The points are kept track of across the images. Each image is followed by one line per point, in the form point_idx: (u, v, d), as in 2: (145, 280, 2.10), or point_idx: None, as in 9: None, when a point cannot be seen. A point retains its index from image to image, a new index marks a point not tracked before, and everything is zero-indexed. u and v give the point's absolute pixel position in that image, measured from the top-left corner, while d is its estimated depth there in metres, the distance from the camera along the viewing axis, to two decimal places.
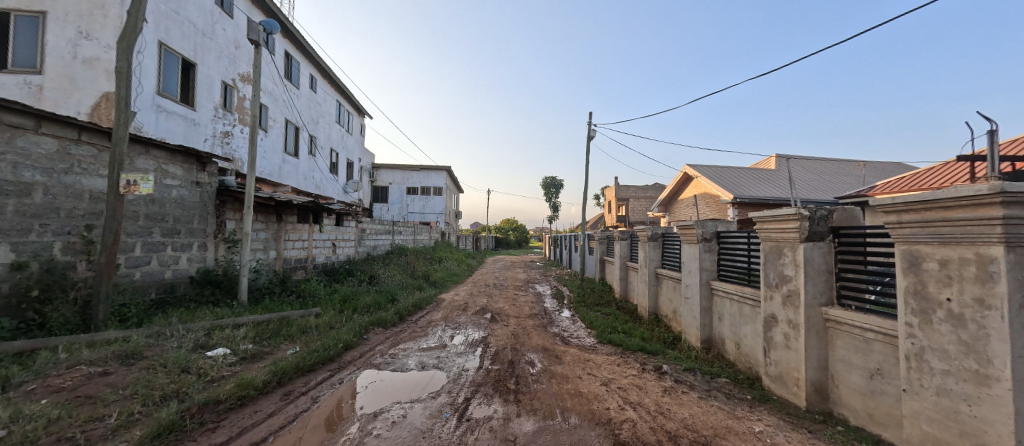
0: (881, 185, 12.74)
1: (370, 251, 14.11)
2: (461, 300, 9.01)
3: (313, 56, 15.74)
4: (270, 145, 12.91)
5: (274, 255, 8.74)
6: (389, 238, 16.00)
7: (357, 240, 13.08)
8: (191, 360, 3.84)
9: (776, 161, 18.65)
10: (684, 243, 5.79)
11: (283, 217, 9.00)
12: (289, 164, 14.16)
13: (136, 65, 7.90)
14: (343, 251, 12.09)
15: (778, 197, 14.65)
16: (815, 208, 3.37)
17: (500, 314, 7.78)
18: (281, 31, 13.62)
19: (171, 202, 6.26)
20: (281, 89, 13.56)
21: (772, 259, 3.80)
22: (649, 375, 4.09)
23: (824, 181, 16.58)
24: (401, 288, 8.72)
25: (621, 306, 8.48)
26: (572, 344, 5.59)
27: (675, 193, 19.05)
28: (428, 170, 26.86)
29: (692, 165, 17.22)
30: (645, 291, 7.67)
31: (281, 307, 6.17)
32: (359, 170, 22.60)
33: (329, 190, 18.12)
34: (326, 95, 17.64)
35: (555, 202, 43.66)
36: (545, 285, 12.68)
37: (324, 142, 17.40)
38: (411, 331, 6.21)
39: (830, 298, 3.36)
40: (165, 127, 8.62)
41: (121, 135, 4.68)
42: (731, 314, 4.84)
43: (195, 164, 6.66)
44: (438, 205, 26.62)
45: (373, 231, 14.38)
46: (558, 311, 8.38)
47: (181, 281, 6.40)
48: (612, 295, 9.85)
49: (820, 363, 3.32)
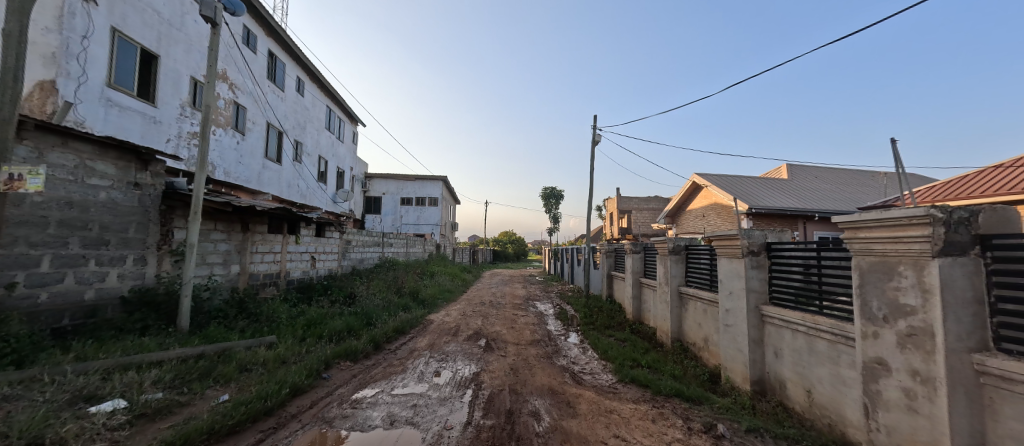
0: (909, 195, 11.86)
1: (356, 265, 12.93)
2: (452, 323, 7.83)
3: (300, 58, 14.86)
4: (248, 149, 11.89)
5: (236, 271, 7.59)
6: (377, 251, 14.83)
7: (340, 253, 11.92)
8: (53, 424, 2.70)
9: (788, 170, 17.71)
10: (723, 257, 4.71)
11: (250, 227, 7.89)
12: (270, 170, 13.11)
13: (81, 52, 6.91)
14: (324, 265, 10.94)
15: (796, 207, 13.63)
16: (951, 208, 2.33)
17: (496, 340, 6.60)
18: (265, 29, 12.72)
19: (98, 206, 5.18)
20: (263, 90, 12.60)
21: (873, 281, 2.73)
22: (700, 442, 2.96)
23: (840, 192, 15.67)
24: (384, 309, 7.58)
25: (636, 329, 7.34)
26: (586, 385, 4.42)
27: (683, 203, 18.03)
28: (423, 179, 25.88)
29: (701, 174, 16.28)
30: (666, 313, 6.54)
31: (225, 336, 5.00)
32: (350, 179, 21.62)
33: (316, 199, 17.06)
34: (316, 100, 16.75)
35: (555, 214, 42.55)
36: (547, 302, 11.50)
37: (311, 149, 16.40)
38: (387, 365, 5.04)
39: (980, 340, 2.28)
40: (117, 124, 7.57)
41: (7, 116, 3.64)
42: (795, 350, 3.72)
43: (132, 161, 5.59)
44: (433, 217, 25.57)
45: (360, 243, 13.25)
46: (563, 336, 7.21)
47: (108, 303, 5.27)
48: (624, 315, 8.70)
49: (973, 439, 2.22)
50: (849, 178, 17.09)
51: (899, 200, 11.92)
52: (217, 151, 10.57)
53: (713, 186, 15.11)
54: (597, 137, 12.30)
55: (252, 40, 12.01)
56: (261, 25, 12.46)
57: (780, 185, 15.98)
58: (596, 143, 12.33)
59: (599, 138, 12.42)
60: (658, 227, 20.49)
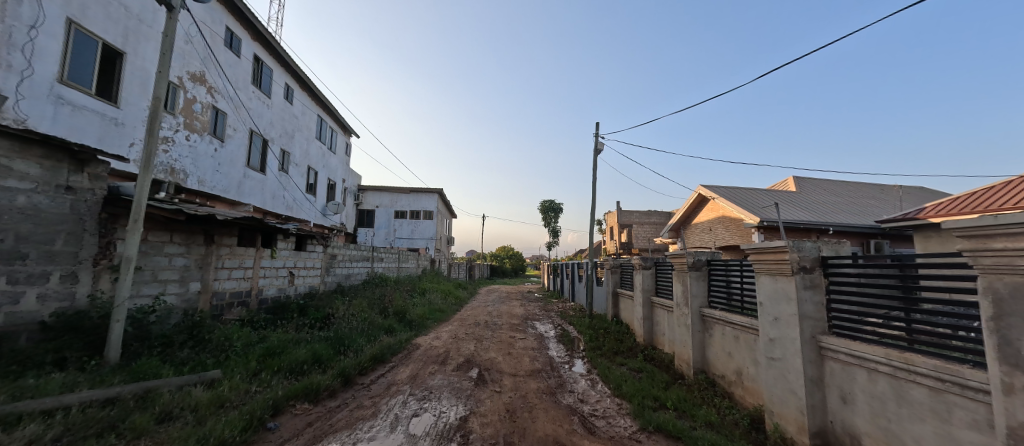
0: (931, 207, 11.14)
1: (341, 282, 11.98)
2: (441, 348, 6.91)
3: (290, 65, 14.30)
4: (228, 158, 11.13)
5: (196, 289, 6.68)
6: (366, 266, 13.90)
7: (324, 269, 11.00)
8: None
9: (796, 182, 17.09)
10: (764, 275, 3.88)
11: (215, 239, 7.05)
12: (252, 180, 12.32)
13: (27, 43, 6.21)
14: (304, 282, 10.02)
15: (810, 221, 12.90)
16: None
17: (490, 370, 5.69)
18: (252, 34, 12.18)
19: (14, 213, 4.37)
20: (247, 95, 11.98)
21: (1017, 311, 1.94)
22: None
23: (852, 205, 14.97)
24: (363, 332, 6.65)
25: (650, 357, 6.45)
26: (601, 437, 3.52)
27: (687, 216, 17.29)
28: (418, 192, 25.16)
29: (707, 186, 15.60)
30: (686, 339, 5.68)
31: (157, 371, 4.09)
32: (342, 192, 20.85)
33: (305, 212, 16.23)
34: (306, 109, 16.13)
35: (554, 229, 41.75)
36: (547, 323, 10.56)
37: (300, 159, 15.66)
38: (355, 407, 4.10)
39: None
40: (69, 124, 6.81)
41: None
42: (874, 397, 2.88)
43: (65, 161, 4.80)
44: (428, 230, 24.72)
45: (346, 258, 12.34)
46: (568, 364, 6.30)
47: (22, 330, 4.38)
48: (634, 339, 7.80)
49: None
50: (860, 191, 16.42)
51: (920, 212, 11.19)
52: (192, 159, 9.79)
53: (720, 198, 14.41)
54: (599, 145, 11.63)
55: (237, 43, 11.42)
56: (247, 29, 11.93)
57: (790, 197, 15.28)
58: (599, 151, 11.66)
59: (602, 147, 11.74)
60: (662, 241, 19.68)
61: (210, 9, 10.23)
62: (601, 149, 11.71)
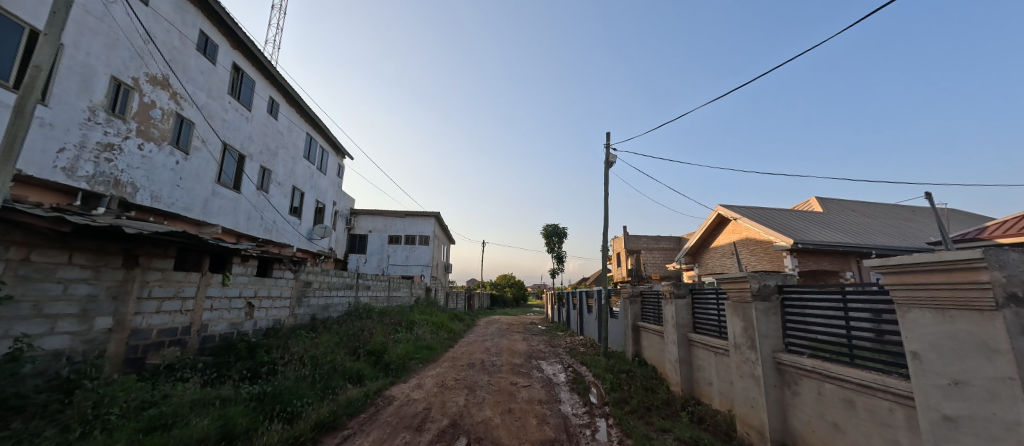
0: (993, 226, 9.72)
1: (316, 314, 10.36)
2: (421, 403, 5.31)
3: (275, 78, 13.38)
4: (194, 172, 9.88)
5: (105, 326, 5.17)
6: (348, 295, 12.30)
7: (294, 299, 9.45)
8: None
9: (820, 202, 15.84)
10: (921, 310, 2.42)
11: (141, 262, 5.63)
12: (222, 198, 10.96)
13: None
14: (268, 315, 8.47)
15: (848, 243, 11.55)
16: None
17: (482, 442, 4.07)
18: (232, 42, 11.27)
19: None
20: (221, 105, 10.86)
21: None
22: None
23: (889, 227, 13.60)
24: (317, 384, 5.09)
25: (699, 419, 4.82)
26: None
27: (704, 239, 15.85)
28: (414, 216, 23.92)
29: (726, 205, 14.28)
30: (754, 397, 4.08)
31: None
32: (331, 215, 19.51)
33: (287, 236, 14.81)
34: (293, 126, 15.13)
35: (557, 255, 40.18)
36: (556, 363, 8.88)
37: (284, 178, 14.44)
38: None
39: None
40: None
41: None
42: None
43: None
44: (423, 256, 23.24)
45: (324, 286, 10.81)
46: (589, 429, 4.65)
47: None
48: (667, 388, 6.15)
49: None
50: (893, 213, 15.12)
51: (981, 232, 9.74)
52: (145, 171, 8.51)
53: (743, 218, 13.09)
54: (611, 157, 10.40)
55: (212, 50, 10.46)
56: (227, 36, 11.02)
57: (818, 218, 13.94)
58: (611, 165, 10.40)
59: (614, 159, 10.49)
60: (676, 267, 18.13)
61: (180, 9, 9.31)
62: (613, 160, 10.46)
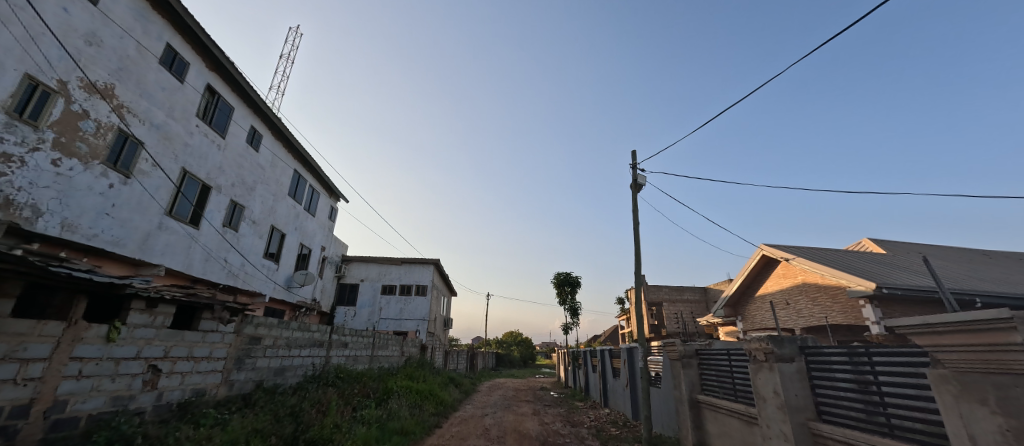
0: None
1: (264, 381, 7.95)
2: None
3: (259, 106, 12.28)
4: (133, 200, 8.16)
5: None
6: (316, 356, 9.88)
7: (230, 362, 7.13)
8: None
9: (876, 244, 13.62)
10: None
11: None
12: (170, 232, 9.10)
13: None
14: (183, 383, 6.16)
15: (939, 288, 9.20)
16: None
17: None
18: (209, 63, 10.24)
19: None
20: (185, 126, 9.42)
21: None
22: None
23: (974, 271, 11.28)
24: None
25: None
26: None
27: (746, 287, 13.40)
28: (412, 263, 21.84)
29: (771, 245, 12.09)
30: None
31: None
32: (318, 262, 17.46)
33: (258, 284, 12.67)
34: (278, 161, 13.76)
35: (569, 308, 37.09)
36: None
37: (259, 216, 12.69)
38: None
39: None
40: None
41: None
42: None
43: None
44: (419, 309, 20.76)
45: (281, 344, 8.49)
46: None
47: None
48: None
49: None
50: (967, 257, 12.84)
51: None
52: (59, 192, 6.82)
53: (797, 258, 10.88)
54: (640, 179, 8.56)
55: (181, 66, 9.32)
56: (202, 55, 10.00)
57: (884, 260, 11.68)
58: (639, 188, 8.50)
59: (643, 181, 8.62)
60: (712, 322, 15.41)
61: (141, 18, 8.31)
62: (642, 183, 8.61)
